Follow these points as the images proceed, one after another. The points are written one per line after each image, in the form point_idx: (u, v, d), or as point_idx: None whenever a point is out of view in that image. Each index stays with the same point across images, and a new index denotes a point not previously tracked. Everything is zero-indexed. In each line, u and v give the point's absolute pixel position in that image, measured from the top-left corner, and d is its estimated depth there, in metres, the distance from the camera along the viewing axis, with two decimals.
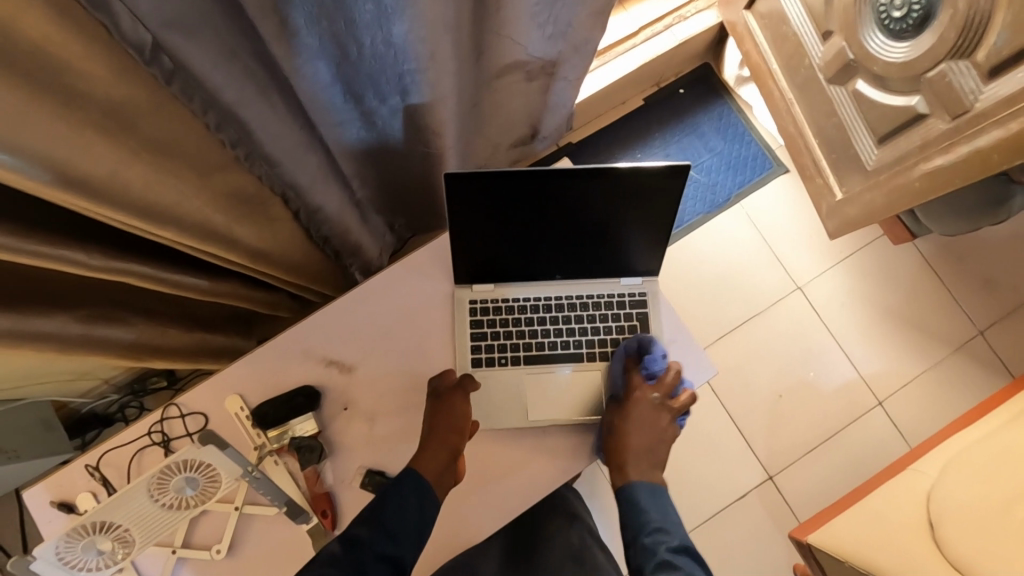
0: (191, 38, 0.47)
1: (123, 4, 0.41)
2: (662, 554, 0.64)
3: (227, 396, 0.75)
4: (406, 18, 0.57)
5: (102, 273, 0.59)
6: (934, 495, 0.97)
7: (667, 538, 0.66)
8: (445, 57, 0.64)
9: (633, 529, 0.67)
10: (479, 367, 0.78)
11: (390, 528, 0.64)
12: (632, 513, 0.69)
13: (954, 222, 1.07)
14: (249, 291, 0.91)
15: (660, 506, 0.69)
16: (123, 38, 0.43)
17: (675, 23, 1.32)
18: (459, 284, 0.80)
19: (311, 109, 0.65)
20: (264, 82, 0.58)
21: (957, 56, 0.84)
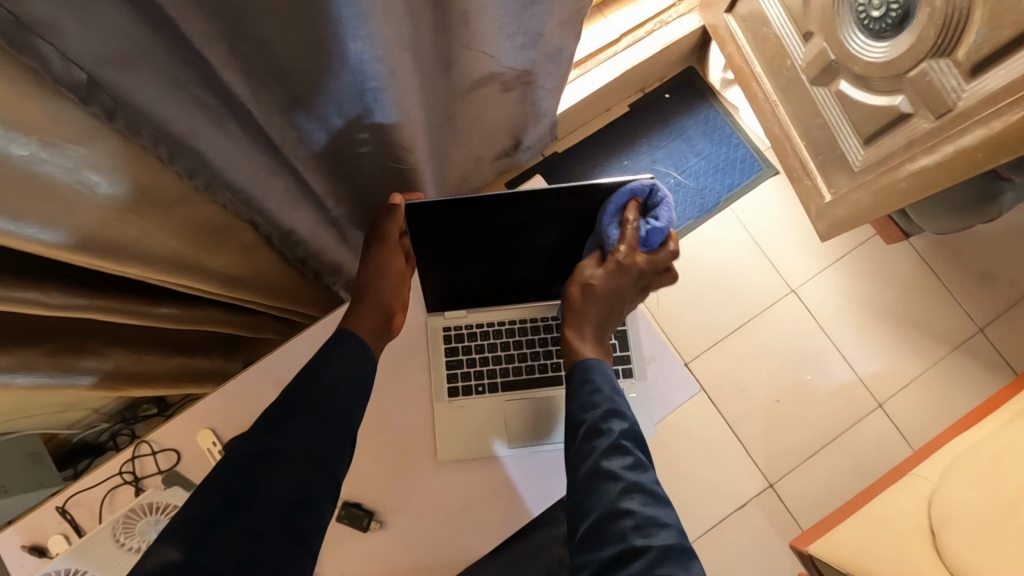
0: (128, 72, 0.46)
1: (51, 45, 0.40)
2: (607, 441, 0.63)
3: (199, 430, 0.73)
4: (362, 35, 0.54)
5: (61, 312, 0.58)
6: (936, 501, 0.95)
7: (618, 422, 0.64)
8: (406, 71, 0.62)
9: (581, 397, 0.67)
10: (456, 396, 0.78)
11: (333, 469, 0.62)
12: (584, 386, 0.68)
13: (946, 220, 1.05)
14: (226, 317, 0.89)
15: (604, 380, 0.68)
16: (55, 78, 0.42)
17: (656, 28, 1.31)
18: (432, 312, 0.80)
19: (270, 130, 0.64)
20: (217, 110, 0.57)
21: (937, 55, 0.82)
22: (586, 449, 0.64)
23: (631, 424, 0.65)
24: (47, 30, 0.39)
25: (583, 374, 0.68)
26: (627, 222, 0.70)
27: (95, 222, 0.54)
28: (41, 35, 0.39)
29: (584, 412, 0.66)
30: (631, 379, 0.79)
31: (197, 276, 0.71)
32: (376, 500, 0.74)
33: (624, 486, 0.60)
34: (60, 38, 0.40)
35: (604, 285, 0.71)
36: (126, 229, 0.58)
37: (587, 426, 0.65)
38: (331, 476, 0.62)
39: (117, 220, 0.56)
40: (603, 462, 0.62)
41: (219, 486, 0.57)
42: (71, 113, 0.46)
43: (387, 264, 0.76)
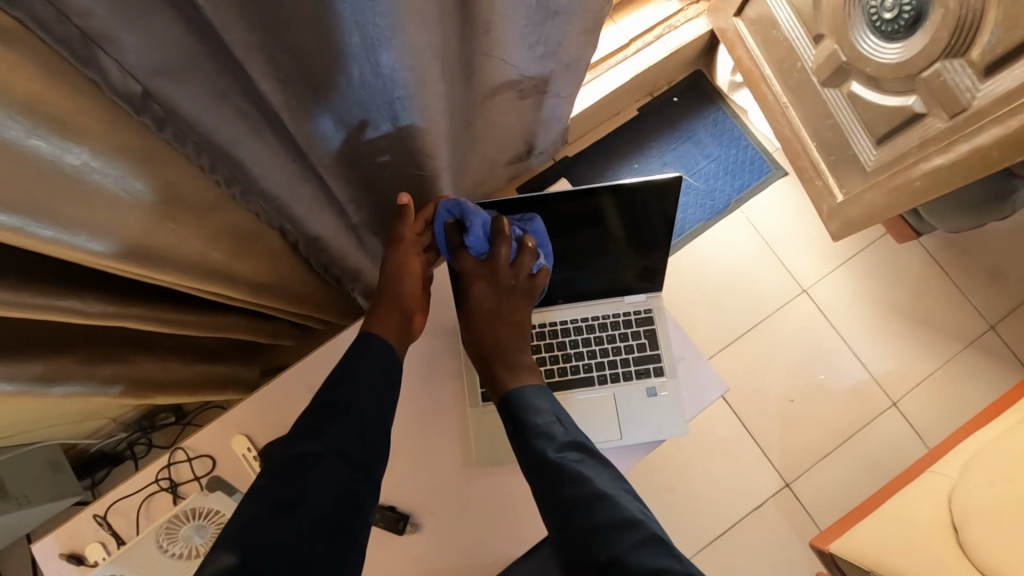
0: (179, 84, 0.48)
1: (112, 58, 0.42)
2: (552, 460, 0.65)
3: (234, 436, 0.73)
4: (392, 47, 0.56)
5: (97, 320, 0.59)
6: (956, 497, 0.95)
7: (552, 440, 0.67)
8: (433, 83, 0.64)
9: (516, 433, 0.68)
10: (491, 401, 0.77)
11: (371, 474, 0.63)
12: (519, 419, 0.69)
13: (959, 219, 1.06)
14: (249, 324, 0.90)
15: (535, 406, 0.70)
16: (113, 89, 0.44)
17: (665, 33, 1.32)
18: None
19: (303, 143, 0.65)
20: (255, 118, 0.58)
21: (952, 55, 0.83)
22: (537, 481, 0.65)
23: (567, 438, 0.67)
24: (109, 44, 0.41)
25: (514, 408, 0.69)
26: (454, 244, 0.74)
27: (140, 232, 0.55)
28: (103, 49, 0.41)
29: (521, 444, 0.67)
30: (663, 377, 0.80)
31: (228, 283, 0.72)
32: (410, 503, 0.74)
33: (581, 500, 0.62)
34: (120, 51, 0.42)
35: (478, 299, 0.74)
36: (164, 237, 0.59)
37: (532, 456, 0.66)
38: (370, 481, 0.63)
39: (156, 227, 0.57)
40: (557, 487, 0.63)
41: (269, 492, 0.58)
42: (119, 120, 0.48)
43: (403, 263, 0.75)
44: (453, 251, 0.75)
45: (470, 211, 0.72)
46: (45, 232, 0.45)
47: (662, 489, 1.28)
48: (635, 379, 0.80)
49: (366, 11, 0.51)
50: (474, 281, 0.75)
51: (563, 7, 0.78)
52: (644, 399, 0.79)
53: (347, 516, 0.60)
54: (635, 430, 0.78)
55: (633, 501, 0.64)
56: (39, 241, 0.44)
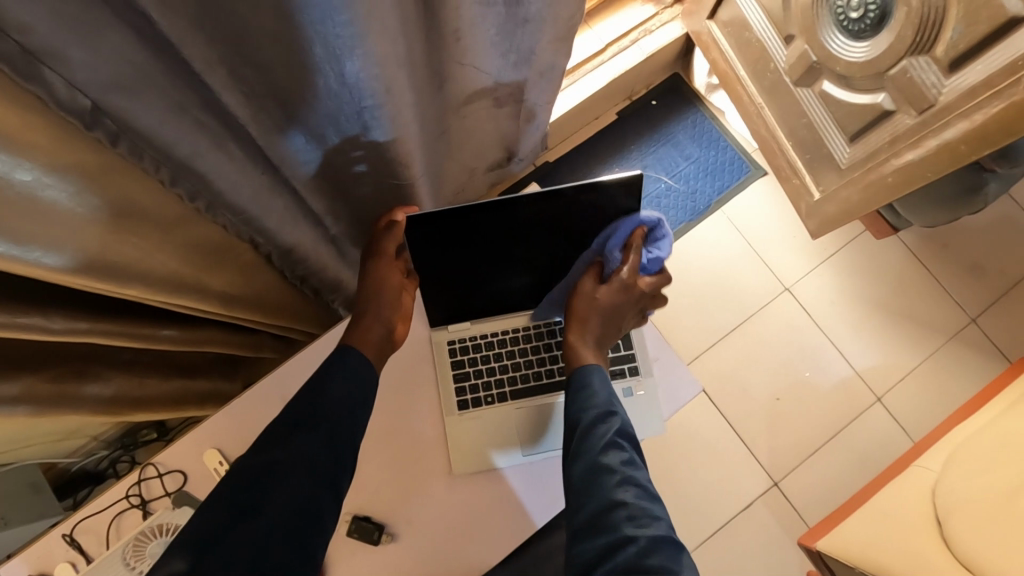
0: (131, 98, 0.48)
1: (56, 73, 0.42)
2: (607, 437, 0.63)
3: (206, 449, 0.72)
4: (358, 56, 0.54)
5: (65, 337, 0.58)
6: (940, 491, 0.96)
7: (612, 421, 0.65)
8: (402, 89, 0.62)
9: (580, 403, 0.67)
10: (466, 409, 0.78)
11: (336, 483, 0.62)
12: (582, 390, 0.68)
13: (933, 213, 1.07)
14: (227, 337, 0.89)
15: (602, 388, 0.68)
16: (61, 105, 0.44)
17: (641, 37, 1.33)
18: (436, 326, 0.81)
19: (274, 160, 0.66)
20: (217, 132, 0.58)
21: (917, 52, 0.84)
22: (586, 448, 0.63)
23: (626, 426, 0.65)
24: (52, 59, 0.41)
25: (583, 377, 0.69)
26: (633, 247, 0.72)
27: (101, 246, 0.55)
28: (46, 63, 0.41)
29: (581, 412, 0.66)
30: (638, 377, 0.79)
31: (199, 296, 0.71)
32: (387, 512, 0.73)
33: (621, 478, 0.60)
34: (64, 66, 0.42)
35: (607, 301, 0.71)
36: (128, 252, 0.58)
37: (586, 424, 0.65)
38: (335, 490, 0.62)
39: (118, 242, 0.57)
40: (600, 456, 0.62)
41: (231, 497, 0.58)
42: (72, 135, 0.47)
43: (380, 279, 0.75)
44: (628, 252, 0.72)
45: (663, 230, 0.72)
46: None
47: None
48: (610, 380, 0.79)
49: (328, 19, 0.49)
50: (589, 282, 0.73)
51: (532, 16, 0.78)
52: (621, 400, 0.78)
53: (305, 531, 0.58)
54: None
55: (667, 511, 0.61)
56: None
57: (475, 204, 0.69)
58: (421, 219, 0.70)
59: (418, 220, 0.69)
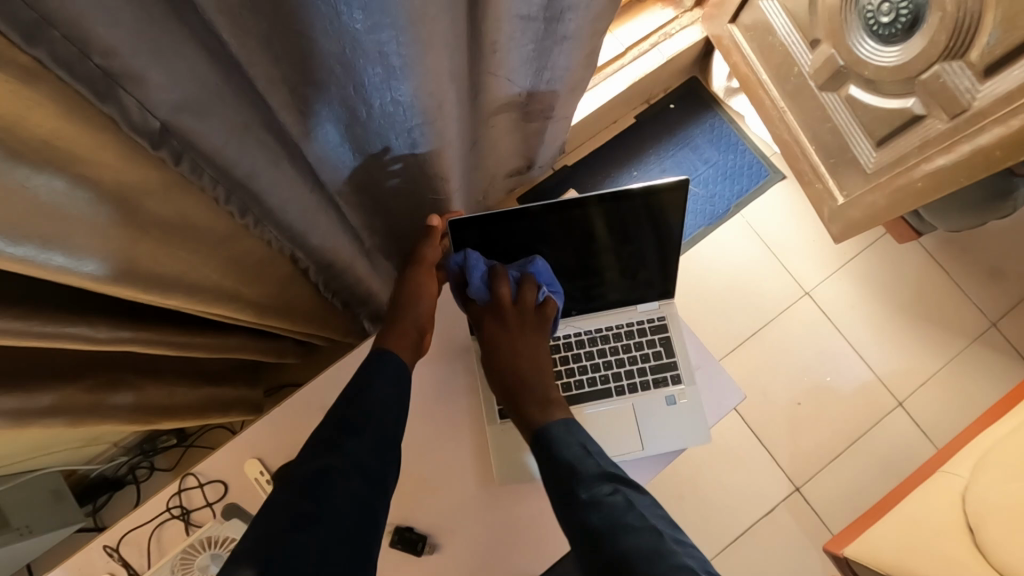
0: (201, 120, 0.47)
1: (132, 95, 0.42)
2: (579, 495, 0.62)
3: (246, 459, 0.72)
4: (411, 78, 0.56)
5: (107, 346, 0.58)
6: (970, 497, 0.95)
7: (579, 474, 0.64)
8: (450, 105, 0.64)
9: (548, 472, 0.66)
10: (508, 417, 0.77)
11: (382, 485, 0.63)
12: (546, 447, 0.68)
13: (959, 218, 1.07)
14: (255, 344, 0.89)
15: (566, 441, 0.68)
16: (132, 126, 0.43)
17: (660, 40, 1.33)
18: (477, 333, 0.79)
19: (318, 165, 0.65)
20: (275, 149, 0.58)
21: (951, 57, 0.84)
22: (570, 515, 0.62)
23: (594, 472, 0.64)
24: (131, 83, 0.41)
25: (542, 436, 0.69)
26: (461, 293, 0.76)
27: (149, 258, 0.55)
28: (122, 87, 0.41)
29: (552, 479, 0.65)
30: (681, 386, 0.79)
31: (236, 306, 0.71)
32: (428, 523, 0.73)
33: (620, 525, 0.59)
34: (141, 90, 0.42)
35: (501, 350, 0.74)
36: (174, 264, 0.58)
37: (561, 482, 0.64)
38: (383, 495, 0.63)
39: (166, 254, 0.57)
40: (587, 520, 0.61)
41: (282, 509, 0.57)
42: (136, 154, 0.47)
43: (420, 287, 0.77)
44: (463, 300, 0.77)
45: (467, 259, 0.74)
46: (56, 259, 0.45)
47: (673, 497, 1.27)
48: (653, 388, 0.80)
49: (388, 43, 0.51)
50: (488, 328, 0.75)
51: (569, 35, 0.78)
52: (664, 408, 0.79)
53: (363, 535, 0.59)
54: (658, 439, 0.77)
55: (680, 540, 0.59)
56: (48, 269, 0.44)
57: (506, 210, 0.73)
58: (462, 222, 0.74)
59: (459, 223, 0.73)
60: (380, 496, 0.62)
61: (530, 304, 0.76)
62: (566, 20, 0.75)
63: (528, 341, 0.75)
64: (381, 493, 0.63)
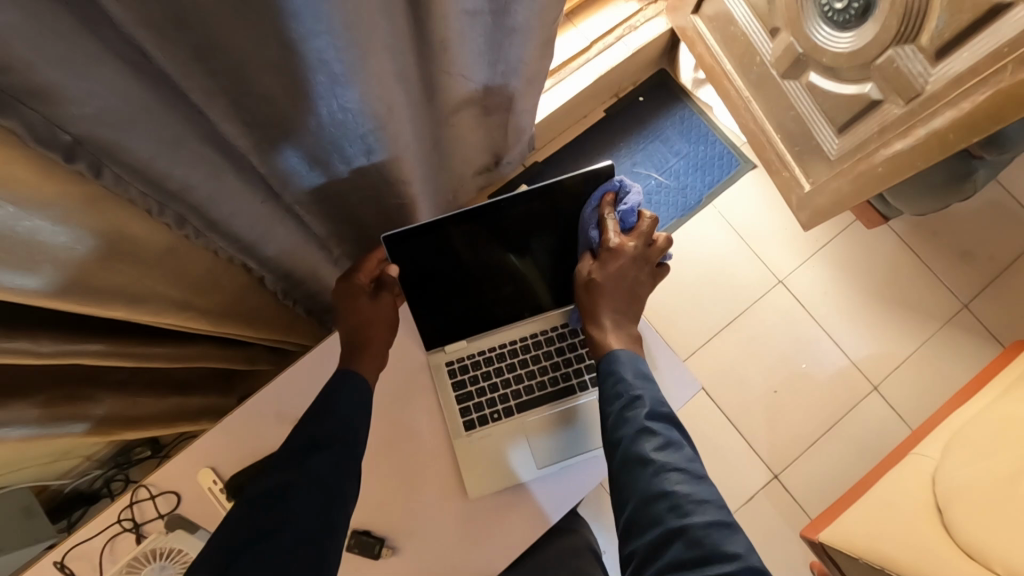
0: (119, 132, 0.47)
1: (35, 109, 0.41)
2: (640, 423, 0.64)
3: (201, 469, 0.71)
4: (357, 84, 0.56)
5: (52, 360, 0.57)
6: (940, 478, 0.95)
7: (645, 406, 0.65)
8: (399, 107, 0.65)
9: (610, 395, 0.67)
10: (474, 429, 0.77)
11: (341, 491, 0.61)
12: (608, 377, 0.68)
13: (922, 201, 1.07)
14: (220, 353, 0.88)
15: (635, 367, 0.69)
16: (40, 141, 0.42)
17: (626, 33, 1.33)
18: (432, 349, 0.79)
19: (272, 179, 0.65)
20: (214, 159, 0.58)
21: (902, 41, 0.84)
22: (625, 441, 0.63)
23: (658, 407, 0.65)
24: (33, 97, 0.40)
25: (609, 365, 0.69)
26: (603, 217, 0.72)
27: (83, 269, 0.54)
28: (26, 102, 0.40)
29: (615, 404, 0.66)
30: None
31: (188, 314, 0.70)
32: (387, 525, 0.73)
33: (655, 466, 0.61)
34: (45, 104, 0.41)
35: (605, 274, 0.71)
36: (111, 273, 0.57)
37: (618, 416, 0.65)
38: (346, 503, 0.61)
39: (102, 264, 0.56)
40: (636, 445, 0.63)
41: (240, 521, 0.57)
42: (56, 172, 0.46)
43: (374, 312, 0.73)
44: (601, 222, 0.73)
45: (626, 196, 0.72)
46: None
47: None
48: None
49: (328, 51, 0.51)
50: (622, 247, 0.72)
51: (518, 27, 0.78)
52: None
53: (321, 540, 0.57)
54: None
55: (712, 487, 0.61)
56: None
57: (442, 217, 0.72)
58: (398, 237, 0.72)
59: (394, 239, 0.72)
60: (341, 501, 0.60)
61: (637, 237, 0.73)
62: (514, 12, 0.74)
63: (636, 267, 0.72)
64: (342, 500, 0.61)
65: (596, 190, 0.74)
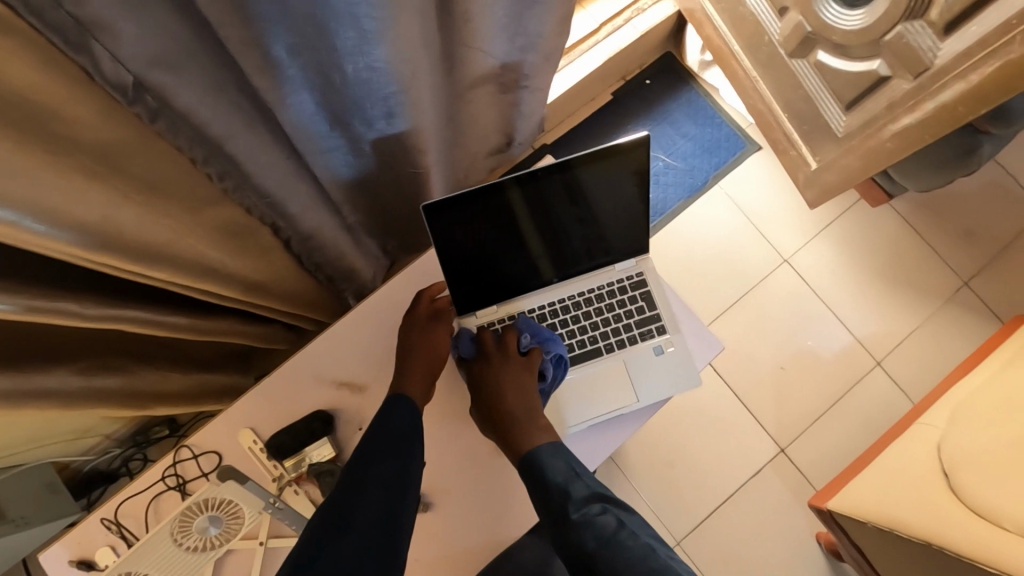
0: (174, 75, 0.49)
1: (104, 47, 0.43)
2: (575, 515, 0.62)
3: (240, 430, 0.75)
4: (386, 42, 0.58)
5: (99, 323, 0.59)
6: (946, 446, 0.98)
7: (574, 495, 0.64)
8: (423, 73, 0.66)
9: (540, 496, 0.65)
10: None
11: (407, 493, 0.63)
12: (537, 479, 0.66)
13: (927, 177, 1.10)
14: (245, 327, 0.90)
15: (557, 460, 0.67)
16: (106, 79, 0.45)
17: (634, 15, 1.34)
18: (463, 314, 0.81)
19: (301, 143, 0.67)
20: (248, 113, 0.60)
21: (912, 17, 0.86)
22: (569, 533, 0.61)
23: (588, 490, 0.64)
24: (102, 33, 0.42)
25: (530, 467, 0.67)
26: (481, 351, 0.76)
27: (133, 228, 0.56)
28: (95, 37, 0.43)
29: (546, 503, 0.64)
30: (667, 335, 0.82)
31: (222, 281, 0.72)
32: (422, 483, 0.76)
33: (610, 553, 0.59)
34: (113, 41, 0.43)
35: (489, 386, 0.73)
36: (159, 235, 0.59)
37: (551, 511, 0.63)
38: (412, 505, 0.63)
39: (151, 225, 0.58)
40: (578, 535, 0.61)
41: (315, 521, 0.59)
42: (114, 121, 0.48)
43: (430, 339, 0.75)
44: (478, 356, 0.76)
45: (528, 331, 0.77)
46: (40, 227, 0.46)
47: (664, 464, 1.30)
48: (639, 341, 0.82)
49: (360, 2, 0.52)
50: (481, 368, 0.74)
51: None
52: (652, 358, 0.81)
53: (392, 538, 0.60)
54: (650, 391, 0.80)
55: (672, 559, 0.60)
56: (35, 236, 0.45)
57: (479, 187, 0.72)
58: (436, 207, 0.73)
59: (433, 209, 0.72)
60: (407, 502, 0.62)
61: (515, 348, 0.75)
62: None
63: (520, 372, 0.73)
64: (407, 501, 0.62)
65: (627, 160, 0.74)
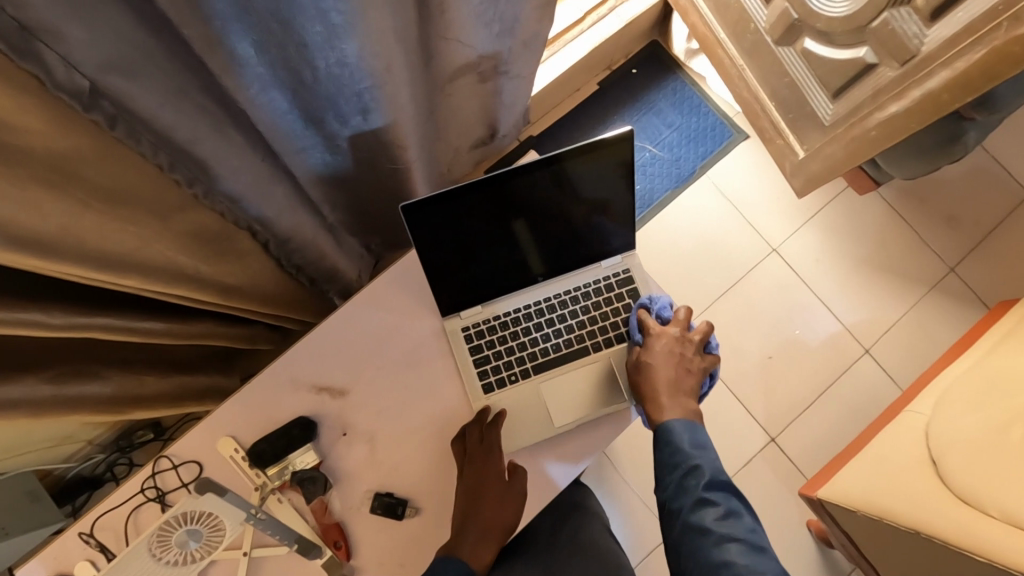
0: (132, 80, 0.47)
1: (53, 50, 0.42)
2: (695, 493, 0.66)
3: (220, 438, 0.74)
4: (356, 37, 0.55)
5: (67, 332, 0.57)
6: (933, 431, 0.98)
7: (697, 476, 0.67)
8: (399, 68, 0.64)
9: (665, 462, 0.71)
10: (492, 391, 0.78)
11: None
12: (665, 448, 0.71)
13: (913, 165, 1.10)
14: (226, 330, 0.88)
15: (694, 438, 0.71)
16: (58, 85, 0.43)
17: (619, 4, 1.32)
18: (447, 315, 0.80)
19: (274, 141, 0.65)
20: (216, 115, 0.58)
21: (898, 4, 0.85)
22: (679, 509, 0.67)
23: (715, 477, 0.67)
24: (50, 37, 0.41)
25: (664, 434, 0.71)
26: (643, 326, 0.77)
27: (97, 235, 0.54)
28: (42, 41, 0.41)
29: (669, 473, 0.70)
30: None
31: (197, 287, 0.70)
32: (408, 488, 0.74)
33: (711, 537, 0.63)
34: (63, 45, 0.42)
35: (655, 356, 0.74)
36: (125, 242, 0.58)
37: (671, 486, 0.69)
38: None
39: (115, 232, 0.56)
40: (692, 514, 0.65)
41: None
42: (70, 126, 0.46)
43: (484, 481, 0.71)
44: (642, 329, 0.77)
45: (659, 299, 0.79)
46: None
47: None
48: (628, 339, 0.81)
49: None
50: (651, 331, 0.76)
51: None
52: None
53: None
54: None
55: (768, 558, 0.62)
56: None
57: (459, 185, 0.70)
58: (416, 206, 0.71)
59: (411, 209, 0.70)
60: None
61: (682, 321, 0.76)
62: None
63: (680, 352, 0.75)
64: None
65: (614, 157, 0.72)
